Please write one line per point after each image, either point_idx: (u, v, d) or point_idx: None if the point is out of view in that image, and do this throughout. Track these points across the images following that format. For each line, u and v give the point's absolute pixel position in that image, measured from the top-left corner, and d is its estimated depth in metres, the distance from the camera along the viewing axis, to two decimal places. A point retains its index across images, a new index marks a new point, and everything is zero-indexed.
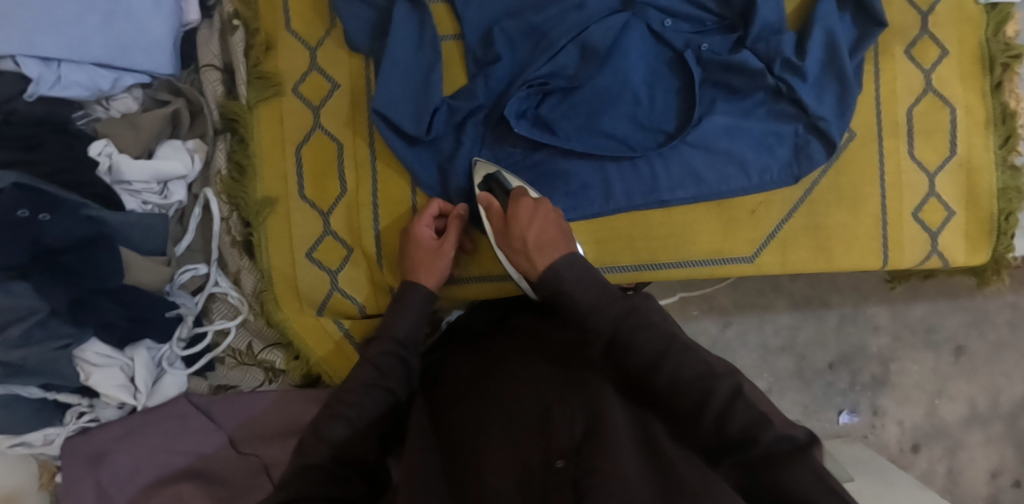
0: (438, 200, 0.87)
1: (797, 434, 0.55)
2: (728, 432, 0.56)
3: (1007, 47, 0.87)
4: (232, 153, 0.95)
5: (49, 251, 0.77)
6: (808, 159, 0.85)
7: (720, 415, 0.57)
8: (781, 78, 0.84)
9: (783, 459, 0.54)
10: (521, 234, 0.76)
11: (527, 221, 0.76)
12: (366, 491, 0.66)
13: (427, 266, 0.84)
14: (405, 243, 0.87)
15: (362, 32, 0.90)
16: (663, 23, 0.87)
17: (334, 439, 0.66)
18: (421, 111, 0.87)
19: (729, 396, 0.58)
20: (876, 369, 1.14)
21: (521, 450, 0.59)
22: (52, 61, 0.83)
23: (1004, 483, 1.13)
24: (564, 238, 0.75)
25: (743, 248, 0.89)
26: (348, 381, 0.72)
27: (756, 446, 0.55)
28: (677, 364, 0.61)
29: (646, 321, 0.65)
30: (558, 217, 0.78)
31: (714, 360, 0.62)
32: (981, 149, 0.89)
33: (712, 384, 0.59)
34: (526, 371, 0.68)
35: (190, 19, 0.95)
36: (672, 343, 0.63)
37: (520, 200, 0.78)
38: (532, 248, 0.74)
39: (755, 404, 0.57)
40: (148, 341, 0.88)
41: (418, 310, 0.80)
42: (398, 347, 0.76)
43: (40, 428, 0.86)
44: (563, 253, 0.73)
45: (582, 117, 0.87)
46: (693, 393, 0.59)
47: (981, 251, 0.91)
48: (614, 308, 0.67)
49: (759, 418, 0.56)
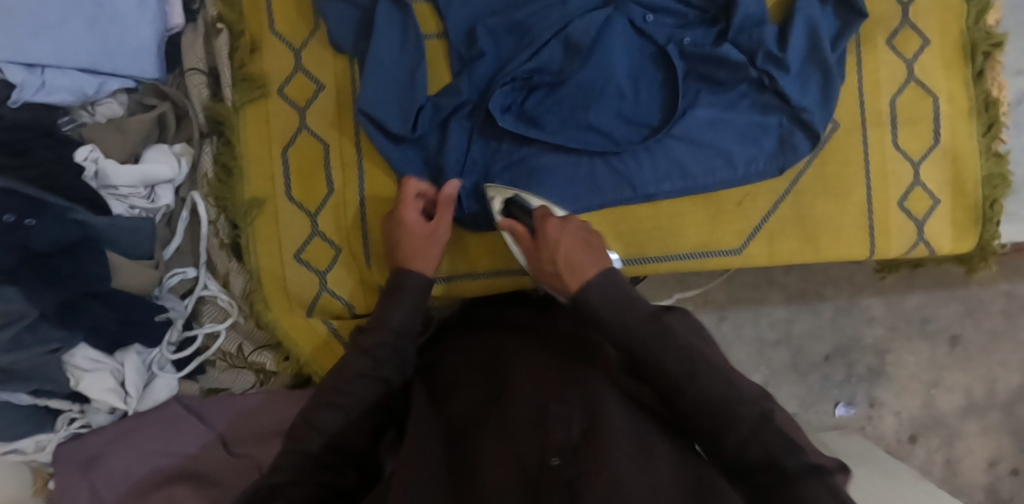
0: (413, 180, 0.86)
1: (822, 462, 0.58)
2: (752, 454, 0.59)
3: (988, 35, 0.87)
4: (219, 155, 0.95)
5: (39, 255, 0.77)
6: (793, 150, 0.85)
7: (746, 441, 0.59)
8: (764, 70, 0.84)
9: (799, 480, 0.56)
10: (550, 254, 0.77)
11: (556, 243, 0.77)
12: (357, 480, 0.66)
13: (423, 251, 0.82)
14: (393, 227, 0.85)
15: (347, 33, 0.90)
16: (645, 19, 0.87)
17: (328, 429, 0.66)
18: (406, 109, 0.87)
19: (756, 420, 0.60)
20: (872, 360, 1.15)
21: (517, 443, 0.58)
22: (38, 67, 0.84)
23: (1003, 471, 1.12)
24: (595, 253, 0.77)
25: (731, 240, 0.90)
26: (343, 369, 0.71)
27: (779, 471, 0.57)
28: (701, 392, 0.62)
29: (673, 343, 0.66)
30: (586, 234, 0.79)
31: (742, 382, 0.63)
32: (965, 137, 0.89)
33: (743, 407, 0.61)
34: (523, 363, 0.68)
35: (175, 23, 0.95)
36: (698, 366, 0.64)
37: (548, 222, 0.79)
38: (564, 268, 0.76)
39: (782, 431, 0.60)
40: (138, 345, 0.88)
41: (415, 302, 0.78)
42: (395, 337, 0.75)
43: (32, 435, 0.86)
44: (595, 269, 0.75)
45: (566, 112, 0.87)
46: (716, 417, 0.61)
47: (968, 239, 0.91)
48: (641, 329, 0.68)
49: (781, 442, 0.59)
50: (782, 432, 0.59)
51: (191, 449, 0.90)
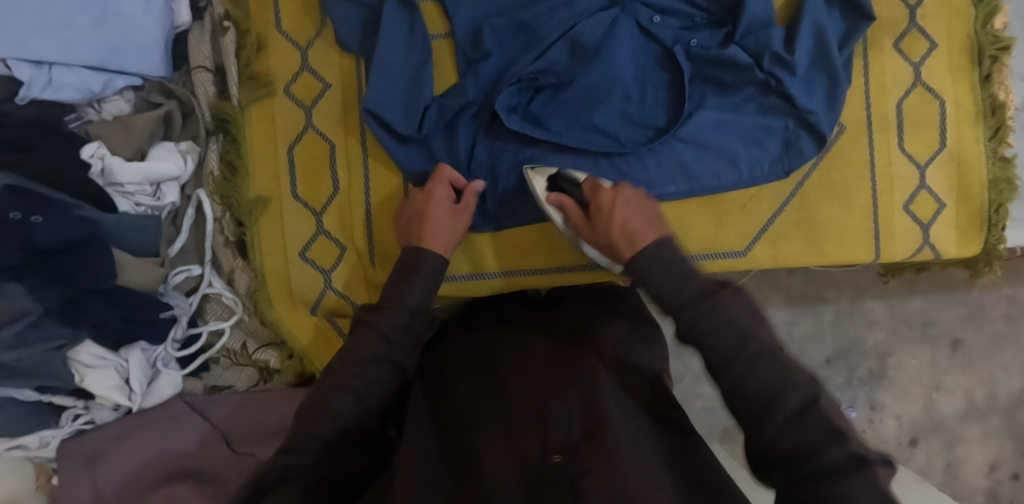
0: (449, 167, 0.85)
1: (869, 454, 0.52)
2: (791, 442, 0.53)
3: (995, 39, 0.87)
4: (224, 153, 0.94)
5: (43, 253, 0.77)
6: (799, 153, 0.85)
7: (789, 427, 0.54)
8: (771, 73, 0.84)
9: (842, 475, 0.50)
10: (607, 224, 0.75)
11: (611, 213, 0.75)
12: (370, 463, 0.66)
13: (444, 229, 0.80)
14: (420, 202, 0.83)
15: (353, 32, 0.90)
16: (652, 19, 0.87)
17: (340, 414, 0.65)
18: (412, 109, 0.87)
19: (800, 406, 0.54)
20: (873, 363, 1.15)
21: (518, 441, 0.58)
22: (45, 64, 0.84)
23: (1003, 476, 1.12)
24: (654, 222, 0.74)
25: (735, 242, 0.90)
26: (354, 351, 0.69)
27: (821, 462, 0.51)
28: (746, 371, 0.57)
29: (724, 318, 0.60)
30: (642, 201, 0.77)
31: (793, 365, 0.57)
32: (971, 141, 0.89)
33: (788, 391, 0.55)
34: (524, 360, 0.69)
35: (182, 21, 0.94)
36: (746, 346, 0.58)
37: (602, 193, 0.77)
38: (622, 237, 0.72)
39: (831, 418, 0.54)
40: (143, 341, 0.88)
41: (429, 283, 0.76)
42: (412, 316, 0.72)
43: (36, 431, 0.86)
44: (652, 238, 0.71)
45: (572, 113, 0.87)
46: (758, 400, 0.56)
47: (973, 243, 0.91)
48: (693, 303, 0.62)
49: (825, 428, 0.53)
50: (830, 419, 0.53)
51: (188, 446, 0.90)
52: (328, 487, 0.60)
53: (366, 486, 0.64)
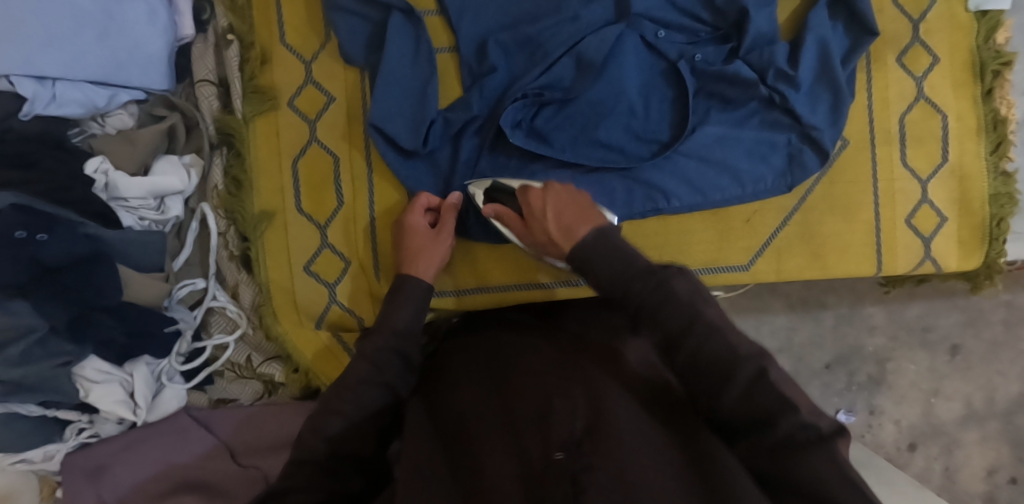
0: (425, 193, 0.86)
1: (821, 424, 0.53)
2: (748, 415, 0.55)
3: (997, 54, 0.88)
4: (229, 168, 0.95)
5: (49, 270, 0.78)
6: (802, 167, 0.85)
7: (743, 401, 0.55)
8: (775, 88, 0.84)
9: (801, 447, 0.52)
10: (542, 225, 0.76)
11: (544, 214, 0.76)
12: (363, 487, 0.66)
13: (425, 254, 0.82)
14: (399, 235, 0.86)
15: (357, 45, 0.90)
16: (658, 34, 0.87)
17: (330, 433, 0.65)
18: (417, 123, 0.87)
19: (753, 378, 0.55)
20: (872, 369, 1.15)
21: (520, 442, 0.58)
22: (48, 80, 0.84)
23: (1001, 480, 1.13)
24: (588, 211, 0.75)
25: (738, 257, 0.90)
26: (345, 377, 0.70)
27: (777, 431, 0.53)
28: (698, 344, 0.57)
29: (670, 296, 0.60)
30: (572, 194, 0.78)
31: (739, 336, 0.58)
32: (973, 156, 0.89)
33: (739, 363, 0.56)
34: (527, 362, 0.69)
35: (184, 34, 0.94)
36: (694, 322, 0.58)
37: (531, 195, 0.78)
38: (558, 233, 0.74)
39: (779, 389, 0.54)
40: (148, 356, 0.88)
41: (416, 303, 0.77)
42: (397, 339, 0.73)
43: (41, 445, 0.86)
44: (590, 227, 0.72)
45: (577, 129, 0.87)
46: (711, 373, 0.56)
47: (973, 257, 0.92)
48: (639, 286, 0.62)
49: (777, 399, 0.54)
50: (780, 388, 0.54)
51: (188, 459, 0.90)
52: None
53: None
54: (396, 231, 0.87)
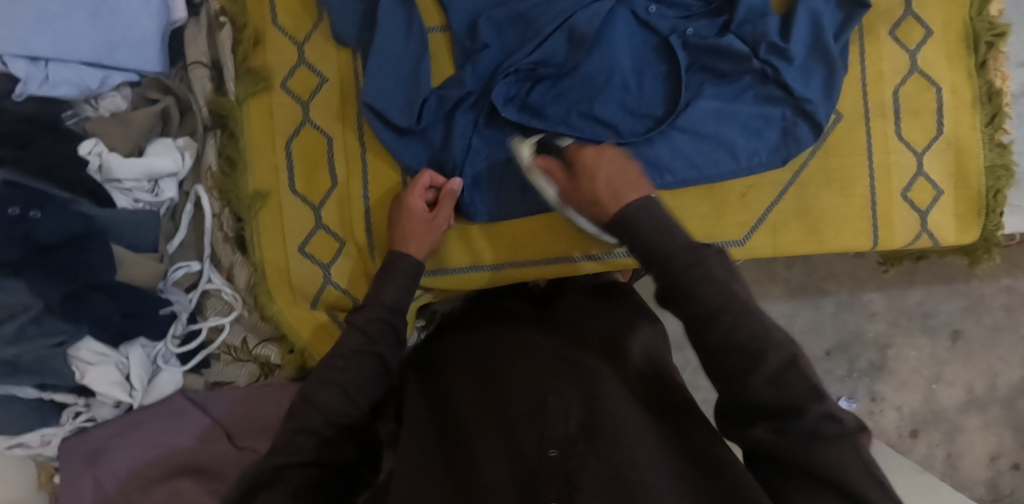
0: (430, 171, 0.86)
1: (848, 417, 0.54)
2: (775, 398, 0.55)
3: (991, 26, 0.88)
4: (222, 148, 0.95)
5: (45, 248, 0.78)
6: (796, 141, 0.85)
7: (773, 384, 0.55)
8: (768, 62, 0.84)
9: (827, 438, 0.52)
10: (590, 185, 0.73)
11: (595, 171, 0.74)
12: (356, 455, 0.66)
13: (420, 237, 0.84)
14: (398, 212, 0.86)
15: (350, 25, 0.90)
16: (648, 9, 0.87)
17: (323, 404, 0.66)
18: (411, 100, 0.87)
19: (784, 364, 0.56)
20: (873, 355, 1.15)
21: (517, 438, 0.55)
22: (41, 61, 0.84)
23: (1004, 466, 1.12)
24: (638, 179, 0.73)
25: (733, 232, 0.90)
26: (337, 348, 0.71)
27: (804, 418, 0.53)
28: (729, 326, 0.58)
29: (707, 275, 0.61)
30: (624, 160, 0.75)
31: (773, 324, 0.58)
32: (968, 129, 0.89)
33: (772, 348, 0.56)
34: (521, 352, 0.66)
35: (178, 17, 0.94)
36: (732, 301, 0.59)
37: (585, 153, 0.76)
38: (606, 196, 0.71)
39: (811, 377, 0.55)
40: (143, 338, 0.88)
41: (406, 280, 0.79)
42: (388, 312, 0.75)
43: (38, 429, 0.86)
44: (638, 196, 0.70)
45: (570, 102, 0.86)
46: (744, 355, 0.57)
47: (971, 230, 0.91)
48: (680, 259, 0.62)
49: (807, 387, 0.54)
50: (811, 378, 0.55)
51: (187, 442, 0.90)
52: (321, 483, 0.61)
53: (353, 480, 0.65)
54: (393, 208, 0.88)
